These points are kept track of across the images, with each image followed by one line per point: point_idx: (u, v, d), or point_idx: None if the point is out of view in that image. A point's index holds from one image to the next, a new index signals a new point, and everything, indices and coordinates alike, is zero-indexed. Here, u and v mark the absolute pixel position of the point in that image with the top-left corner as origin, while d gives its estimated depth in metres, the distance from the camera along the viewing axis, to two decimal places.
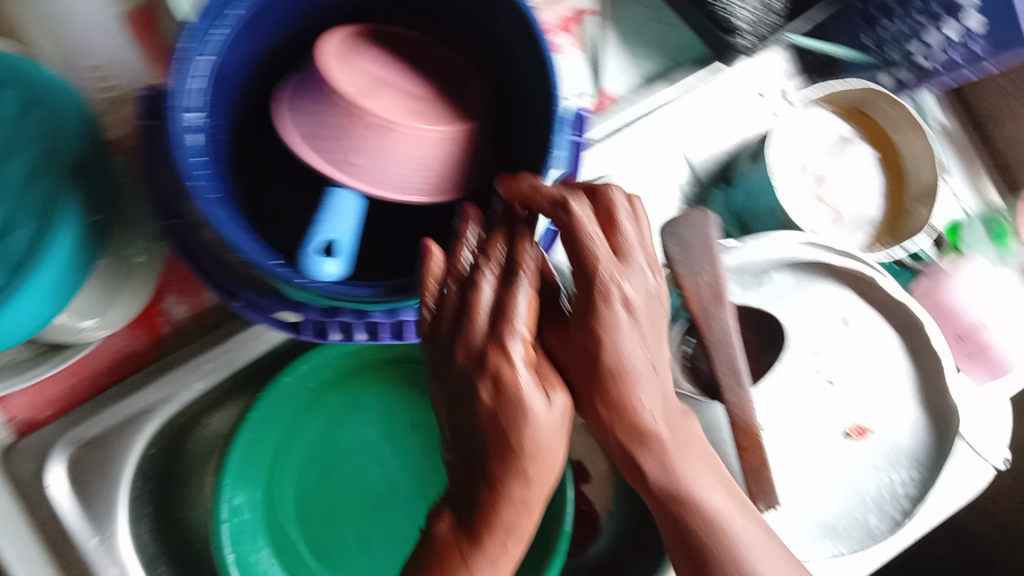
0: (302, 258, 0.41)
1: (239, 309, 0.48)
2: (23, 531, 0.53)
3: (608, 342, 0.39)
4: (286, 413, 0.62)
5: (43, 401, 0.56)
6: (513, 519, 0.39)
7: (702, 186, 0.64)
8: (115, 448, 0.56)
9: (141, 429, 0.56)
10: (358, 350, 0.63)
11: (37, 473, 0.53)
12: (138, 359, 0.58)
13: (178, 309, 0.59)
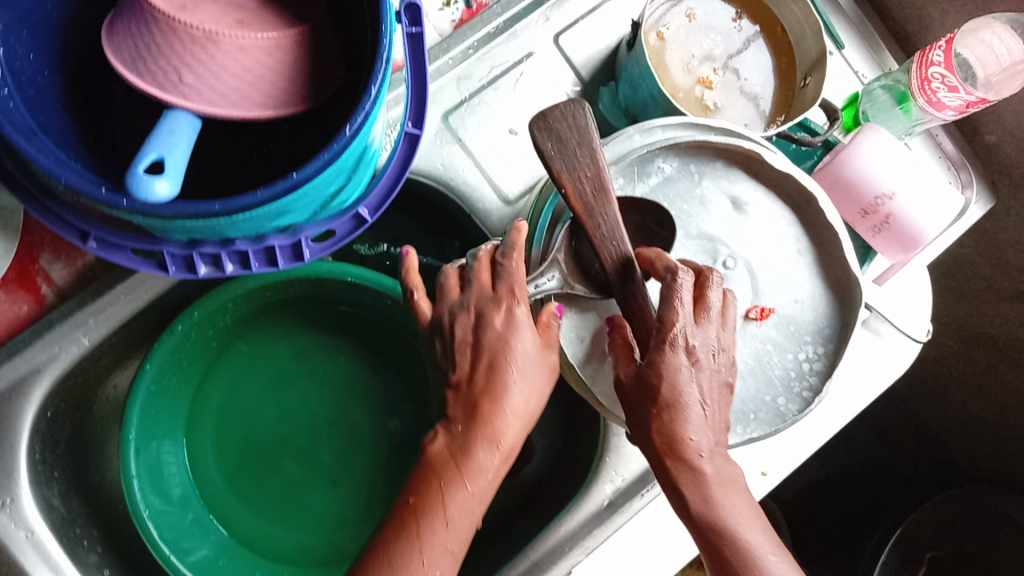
0: (130, 177, 0.38)
1: (95, 249, 0.47)
2: None
3: (674, 383, 0.47)
4: (189, 355, 0.62)
5: None
6: (503, 432, 0.48)
7: (588, 85, 0.64)
8: (7, 414, 0.55)
9: (27, 392, 0.55)
10: (264, 288, 0.61)
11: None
12: (22, 322, 0.56)
13: (58, 269, 0.57)
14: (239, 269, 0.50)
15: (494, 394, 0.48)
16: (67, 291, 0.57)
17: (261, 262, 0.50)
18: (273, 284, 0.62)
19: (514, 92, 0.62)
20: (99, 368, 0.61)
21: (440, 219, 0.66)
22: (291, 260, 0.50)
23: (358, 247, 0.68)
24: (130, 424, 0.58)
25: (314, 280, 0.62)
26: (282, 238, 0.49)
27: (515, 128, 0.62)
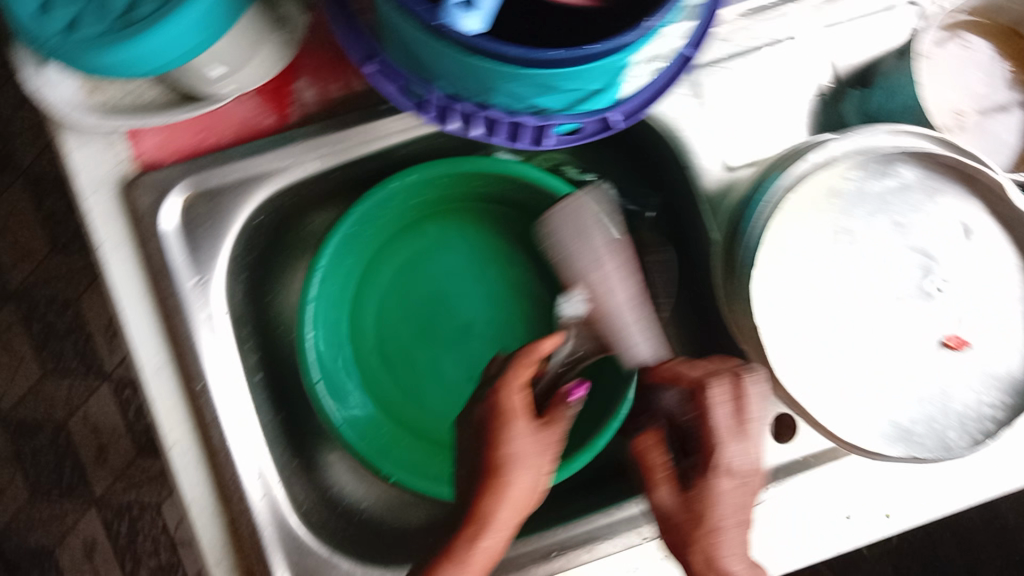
0: (444, 14, 0.41)
1: (373, 70, 0.51)
2: (130, 259, 0.58)
3: (654, 455, 0.54)
4: (389, 213, 0.66)
5: (172, 151, 0.59)
6: (493, 512, 0.49)
7: (840, 85, 0.64)
8: (227, 206, 0.60)
9: (250, 192, 0.60)
10: (471, 176, 0.65)
11: (154, 207, 0.57)
12: (262, 131, 0.60)
13: (308, 94, 0.60)
14: (481, 135, 0.52)
15: (506, 477, 0.50)
16: (310, 117, 0.60)
17: (501, 136, 0.53)
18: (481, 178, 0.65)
19: (769, 65, 0.62)
20: (310, 198, 0.64)
21: (649, 170, 0.67)
22: (530, 143, 0.53)
23: (568, 169, 0.71)
24: (324, 254, 0.62)
25: (517, 184, 0.65)
26: (532, 120, 0.51)
27: (760, 103, 0.62)
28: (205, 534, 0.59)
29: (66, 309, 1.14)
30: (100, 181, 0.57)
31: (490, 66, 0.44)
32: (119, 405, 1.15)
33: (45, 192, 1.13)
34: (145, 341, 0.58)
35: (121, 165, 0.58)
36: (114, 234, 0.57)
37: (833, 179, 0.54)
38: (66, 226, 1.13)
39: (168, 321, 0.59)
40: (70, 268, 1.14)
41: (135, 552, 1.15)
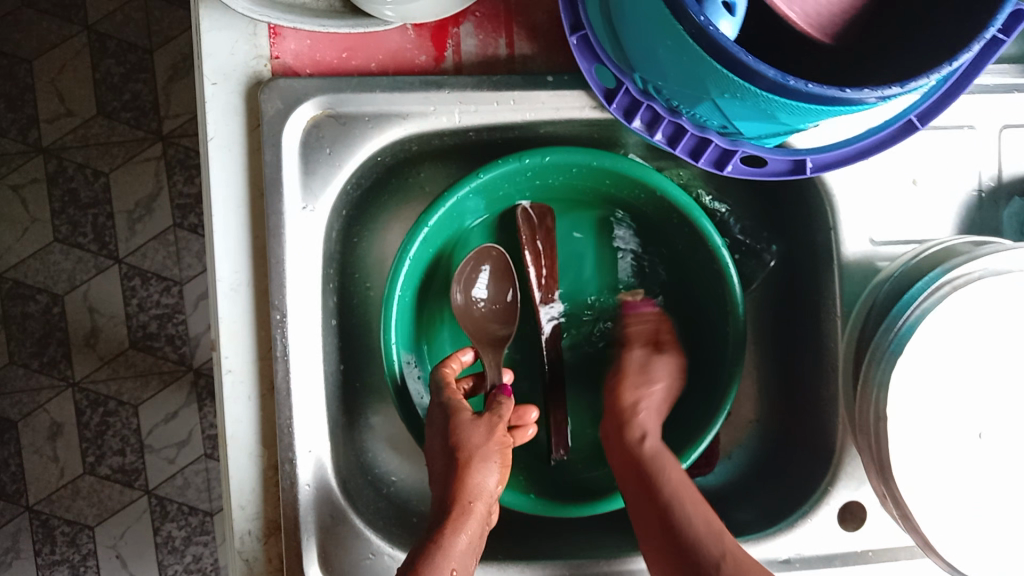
0: (705, 1, 0.39)
1: (574, 43, 0.48)
2: (237, 163, 0.54)
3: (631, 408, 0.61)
4: (508, 188, 0.62)
5: (312, 60, 0.54)
6: (480, 480, 0.53)
7: (1003, 187, 0.60)
8: (354, 136, 0.55)
9: (383, 129, 0.55)
10: (610, 178, 0.61)
11: (280, 115, 0.52)
12: (412, 68, 0.55)
13: (469, 42, 0.55)
14: (663, 142, 0.50)
15: (463, 472, 0.53)
16: (465, 67, 0.55)
17: (685, 150, 0.50)
18: (618, 183, 0.61)
19: (944, 144, 0.58)
20: (434, 150, 0.60)
21: (781, 216, 0.63)
22: (711, 164, 0.50)
23: (700, 194, 0.66)
24: (434, 213, 0.59)
25: (650, 195, 0.61)
26: (722, 141, 0.47)
27: (918, 182, 0.58)
28: (238, 471, 0.55)
29: (96, 180, 1.06)
30: (231, 72, 0.53)
31: (718, 77, 0.40)
32: (124, 293, 1.08)
33: (106, 53, 1.05)
34: (229, 252, 0.54)
35: (258, 61, 0.53)
36: (230, 132, 0.53)
37: (1008, 288, 0.50)
38: (117, 93, 1.05)
39: (259, 240, 0.54)
40: (109, 139, 1.06)
41: (102, 448, 1.09)
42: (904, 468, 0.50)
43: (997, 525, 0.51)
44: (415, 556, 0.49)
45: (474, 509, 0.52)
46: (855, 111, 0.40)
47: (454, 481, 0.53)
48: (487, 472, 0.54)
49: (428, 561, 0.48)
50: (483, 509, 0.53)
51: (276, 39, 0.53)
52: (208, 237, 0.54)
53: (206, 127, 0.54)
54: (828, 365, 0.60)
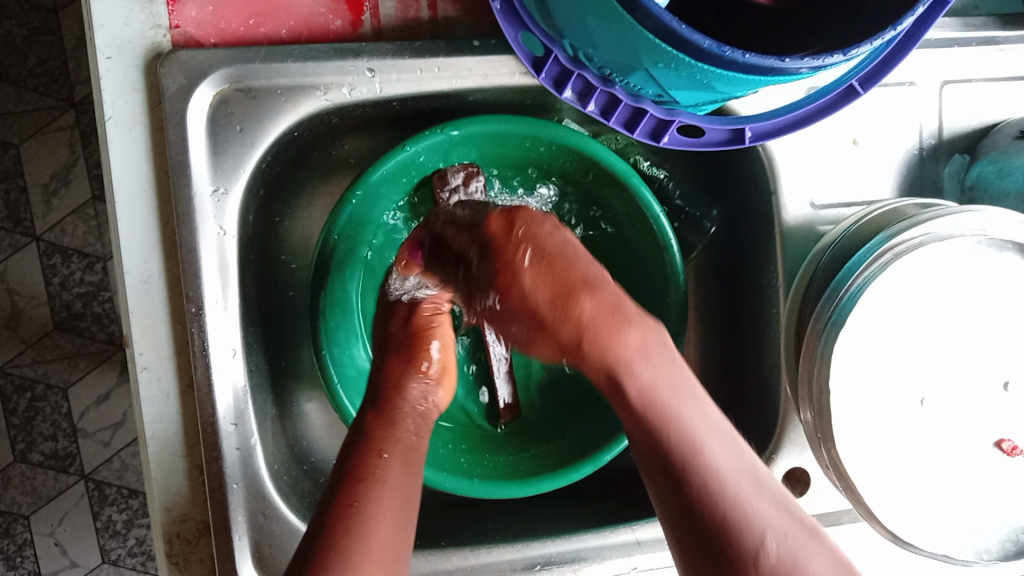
0: None
1: (497, 8, 0.45)
2: (140, 143, 0.49)
3: None
4: (436, 160, 0.58)
5: (216, 27, 0.50)
6: (409, 376, 0.55)
7: (946, 146, 0.59)
8: (266, 111, 0.51)
9: (297, 103, 0.51)
10: (557, 150, 0.58)
11: (182, 91, 0.48)
12: (326, 34, 0.51)
13: (388, 4, 0.51)
14: (596, 113, 0.47)
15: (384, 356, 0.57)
16: (385, 33, 0.51)
17: (620, 121, 0.47)
18: (560, 152, 0.58)
19: (887, 102, 0.57)
20: (355, 121, 0.56)
21: (720, 180, 0.61)
22: (647, 136, 0.47)
23: (639, 160, 0.64)
24: (359, 191, 0.55)
25: (587, 162, 0.58)
26: (657, 111, 0.45)
27: (859, 142, 0.57)
28: (161, 472, 0.52)
29: (5, 152, 0.99)
30: (127, 43, 0.48)
31: (651, 46, 0.37)
32: (44, 272, 1.02)
33: (5, 14, 0.97)
34: (137, 238, 0.50)
35: (155, 32, 0.49)
36: (130, 111, 0.49)
37: (950, 251, 0.49)
38: (21, 57, 0.98)
39: (169, 227, 0.50)
40: (16, 108, 0.99)
41: (32, 434, 1.04)
42: (846, 437, 0.49)
43: (939, 489, 0.51)
44: (348, 467, 0.47)
45: (409, 407, 0.54)
46: (793, 80, 0.38)
47: (389, 392, 0.54)
48: (418, 368, 0.56)
49: (359, 466, 0.46)
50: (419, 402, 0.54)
51: (175, 6, 0.49)
52: (113, 226, 0.50)
53: (103, 105, 0.49)
54: (771, 332, 0.58)
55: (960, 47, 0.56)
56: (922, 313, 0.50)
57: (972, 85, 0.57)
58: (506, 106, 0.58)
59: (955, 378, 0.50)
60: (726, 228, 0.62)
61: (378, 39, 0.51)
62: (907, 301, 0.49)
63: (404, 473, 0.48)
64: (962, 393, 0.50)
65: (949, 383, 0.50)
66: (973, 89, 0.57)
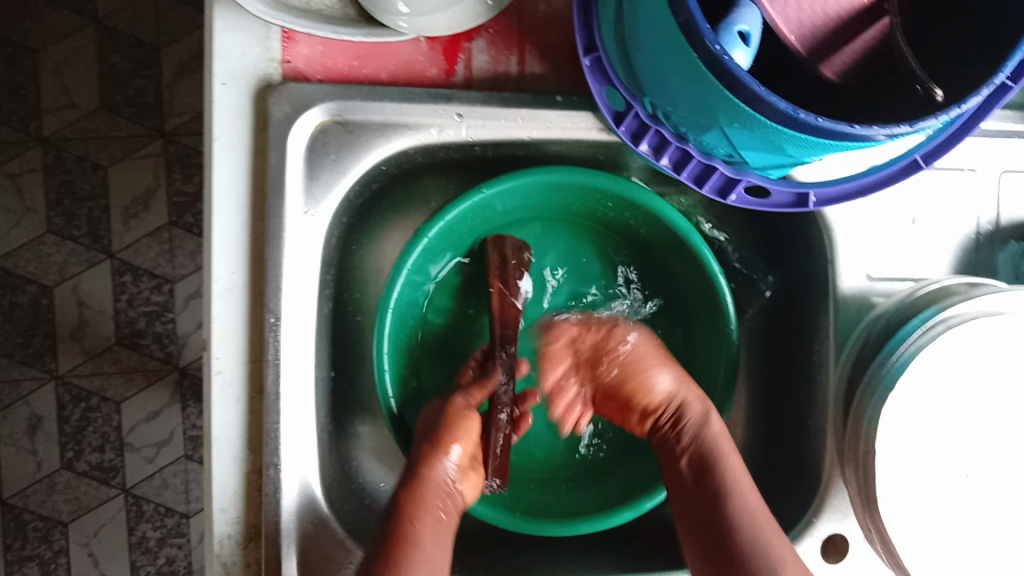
0: (721, 30, 0.41)
1: (585, 62, 0.49)
2: (241, 163, 0.53)
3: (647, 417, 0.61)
4: (511, 202, 0.61)
5: (322, 66, 0.54)
6: (433, 464, 0.55)
7: (1000, 233, 0.60)
8: (361, 145, 0.55)
9: (390, 138, 0.55)
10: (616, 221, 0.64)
11: (287, 119, 0.52)
12: (420, 79, 0.55)
13: (481, 57, 0.55)
14: (669, 167, 0.50)
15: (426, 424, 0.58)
16: (475, 82, 0.55)
17: (688, 176, 0.50)
18: (620, 223, 0.64)
19: (945, 186, 0.59)
20: (436, 162, 0.60)
21: (778, 248, 0.63)
22: (715, 192, 0.50)
23: (701, 222, 0.67)
24: (436, 225, 0.59)
25: (654, 220, 0.61)
26: (727, 169, 0.48)
27: (918, 222, 0.59)
28: (221, 473, 0.54)
29: (94, 174, 1.05)
30: (242, 72, 0.53)
31: (729, 105, 0.40)
32: (112, 289, 1.07)
33: (112, 48, 1.04)
34: (228, 249, 0.53)
35: (268, 64, 0.53)
36: (237, 133, 0.53)
37: (1002, 328, 0.50)
38: (120, 87, 1.05)
39: (258, 242, 0.54)
40: (109, 134, 1.05)
41: (82, 443, 1.07)
42: (889, 500, 0.50)
43: (979, 560, 0.51)
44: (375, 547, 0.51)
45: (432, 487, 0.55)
46: (863, 147, 0.41)
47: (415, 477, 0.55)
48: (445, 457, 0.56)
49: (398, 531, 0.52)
50: (442, 483, 0.55)
51: (289, 43, 0.53)
52: (207, 236, 0.54)
53: (212, 126, 0.53)
54: (820, 398, 0.60)
55: (1021, 141, 0.59)
56: (971, 384, 0.51)
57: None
58: (579, 158, 0.61)
59: (1000, 454, 0.51)
60: (781, 295, 0.64)
61: (469, 86, 0.55)
62: (957, 373, 0.51)
63: (438, 534, 0.53)
64: (1007, 468, 0.51)
65: (996, 457, 0.51)
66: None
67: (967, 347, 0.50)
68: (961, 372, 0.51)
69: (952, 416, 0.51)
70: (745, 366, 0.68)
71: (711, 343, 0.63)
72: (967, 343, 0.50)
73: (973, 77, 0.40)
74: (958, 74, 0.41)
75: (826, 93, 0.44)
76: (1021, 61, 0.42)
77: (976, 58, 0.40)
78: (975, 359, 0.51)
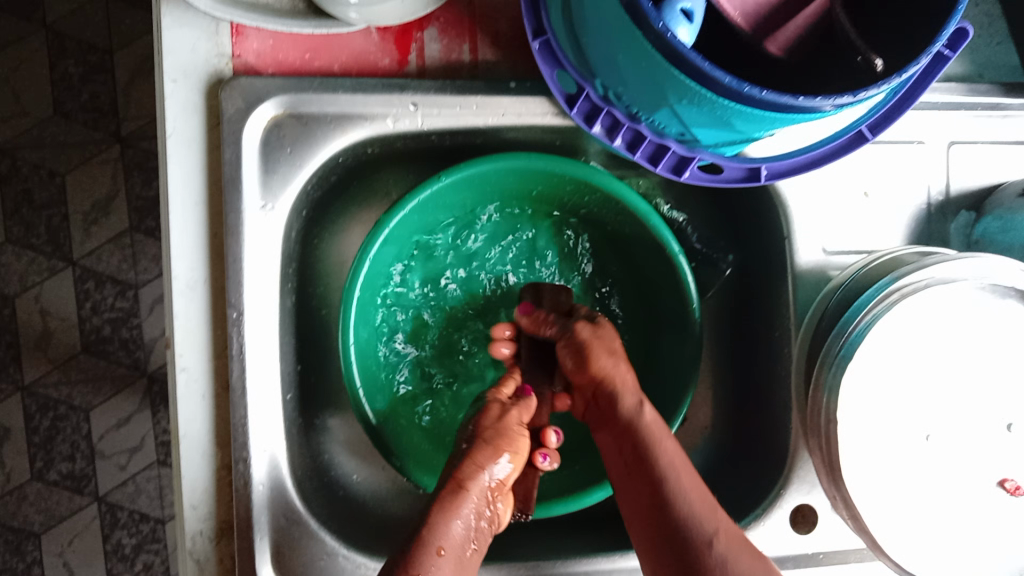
0: (665, 9, 0.40)
1: (535, 46, 0.49)
2: (196, 160, 0.53)
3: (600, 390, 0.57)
4: (471, 189, 0.61)
5: (273, 59, 0.54)
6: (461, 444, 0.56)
7: (951, 203, 0.61)
8: (316, 137, 0.55)
9: (345, 130, 0.55)
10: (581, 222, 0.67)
11: (240, 114, 0.52)
12: (373, 69, 0.55)
13: (433, 46, 0.55)
14: (622, 148, 0.50)
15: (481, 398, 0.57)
16: (429, 71, 0.55)
17: (641, 156, 0.50)
18: (586, 226, 0.67)
19: (896, 158, 0.60)
20: (393, 152, 0.60)
21: (737, 225, 0.64)
22: (669, 170, 0.51)
23: (659, 204, 0.67)
24: (396, 215, 0.58)
25: (614, 203, 0.61)
26: (679, 148, 0.49)
27: (870, 194, 0.60)
28: (190, 471, 0.54)
29: (52, 180, 1.04)
30: (193, 69, 0.53)
31: (677, 82, 0.41)
32: (76, 296, 1.06)
33: (64, 52, 1.03)
34: (187, 246, 0.53)
35: (219, 59, 0.53)
36: (190, 130, 0.53)
37: (954, 294, 0.52)
38: (74, 92, 1.03)
39: (217, 239, 0.54)
40: (65, 140, 1.04)
41: (51, 454, 1.06)
42: (852, 467, 0.51)
43: (941, 521, 0.52)
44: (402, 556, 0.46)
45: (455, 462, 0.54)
46: (809, 119, 0.41)
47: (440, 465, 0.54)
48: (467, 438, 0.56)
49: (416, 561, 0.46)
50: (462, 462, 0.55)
51: (239, 37, 0.53)
52: (165, 235, 0.54)
53: (165, 123, 0.53)
54: (783, 371, 0.61)
55: (968, 111, 0.60)
56: (926, 349, 0.52)
57: (979, 148, 0.61)
58: (537, 144, 0.62)
59: (957, 416, 0.52)
60: (743, 271, 0.65)
61: (423, 75, 0.55)
62: (912, 338, 0.52)
63: (458, 564, 0.47)
64: (964, 430, 0.53)
65: (954, 420, 0.52)
66: (980, 151, 0.61)
67: (922, 312, 0.52)
68: (916, 338, 0.52)
69: (909, 382, 0.52)
70: (710, 344, 0.69)
71: (675, 322, 0.64)
72: (922, 309, 0.51)
73: (912, 47, 0.41)
74: (898, 45, 0.42)
75: (771, 69, 0.45)
76: (958, 28, 0.44)
77: (914, 28, 0.41)
78: (929, 324, 0.52)
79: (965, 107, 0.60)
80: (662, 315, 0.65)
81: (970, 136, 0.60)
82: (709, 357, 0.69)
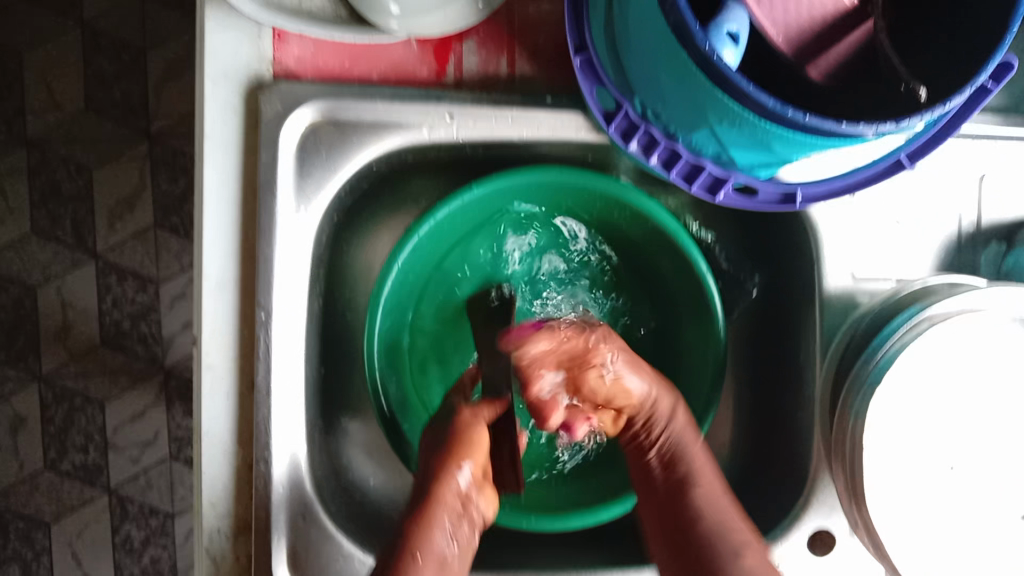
0: (711, 31, 0.41)
1: (576, 61, 0.49)
2: (232, 161, 0.53)
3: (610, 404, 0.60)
4: (501, 201, 0.61)
5: (314, 65, 0.54)
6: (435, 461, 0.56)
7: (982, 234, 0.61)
8: (352, 143, 0.55)
9: (381, 137, 0.55)
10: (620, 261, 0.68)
11: (278, 117, 0.53)
12: (411, 79, 0.55)
13: (471, 57, 0.56)
14: (658, 166, 0.50)
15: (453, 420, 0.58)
16: (466, 82, 0.56)
17: (677, 176, 0.50)
18: (619, 252, 0.68)
19: (930, 187, 0.60)
20: (427, 161, 0.60)
21: (765, 247, 0.64)
22: (704, 191, 0.51)
23: (688, 222, 0.67)
24: (425, 225, 0.59)
25: (643, 221, 0.62)
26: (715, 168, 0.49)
27: (902, 222, 0.60)
28: (212, 469, 0.54)
29: (79, 172, 1.05)
30: (233, 71, 0.53)
31: (720, 104, 0.41)
32: (97, 289, 1.06)
33: (98, 47, 1.04)
34: (219, 246, 0.54)
35: (260, 62, 0.53)
36: (228, 131, 0.53)
37: (983, 325, 0.52)
38: (105, 87, 1.04)
39: (250, 240, 0.54)
40: (94, 134, 1.05)
41: (66, 444, 1.07)
42: (876, 495, 0.51)
43: (961, 552, 0.52)
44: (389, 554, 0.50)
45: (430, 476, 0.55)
46: (849, 145, 0.41)
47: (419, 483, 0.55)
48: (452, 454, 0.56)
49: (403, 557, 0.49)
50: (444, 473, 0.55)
51: (281, 42, 0.53)
52: (198, 234, 0.54)
53: (203, 124, 0.53)
54: (806, 395, 0.60)
55: (1003, 143, 0.60)
56: (954, 380, 0.52)
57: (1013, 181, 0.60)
58: (569, 158, 0.62)
59: (983, 448, 0.52)
60: (768, 293, 0.65)
61: (460, 86, 0.56)
62: (939, 368, 0.51)
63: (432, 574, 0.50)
64: (989, 462, 0.52)
65: (979, 451, 0.52)
66: (1014, 183, 0.60)
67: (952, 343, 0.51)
68: (945, 369, 0.52)
69: (935, 412, 0.52)
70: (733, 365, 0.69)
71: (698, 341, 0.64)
72: (952, 339, 0.51)
73: (955, 78, 0.41)
74: (941, 75, 0.42)
75: (813, 94, 0.45)
76: (1003, 62, 0.44)
77: (958, 59, 0.41)
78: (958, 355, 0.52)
79: (1001, 138, 0.60)
80: (686, 333, 0.65)
81: (1005, 167, 0.60)
82: (730, 377, 0.69)
